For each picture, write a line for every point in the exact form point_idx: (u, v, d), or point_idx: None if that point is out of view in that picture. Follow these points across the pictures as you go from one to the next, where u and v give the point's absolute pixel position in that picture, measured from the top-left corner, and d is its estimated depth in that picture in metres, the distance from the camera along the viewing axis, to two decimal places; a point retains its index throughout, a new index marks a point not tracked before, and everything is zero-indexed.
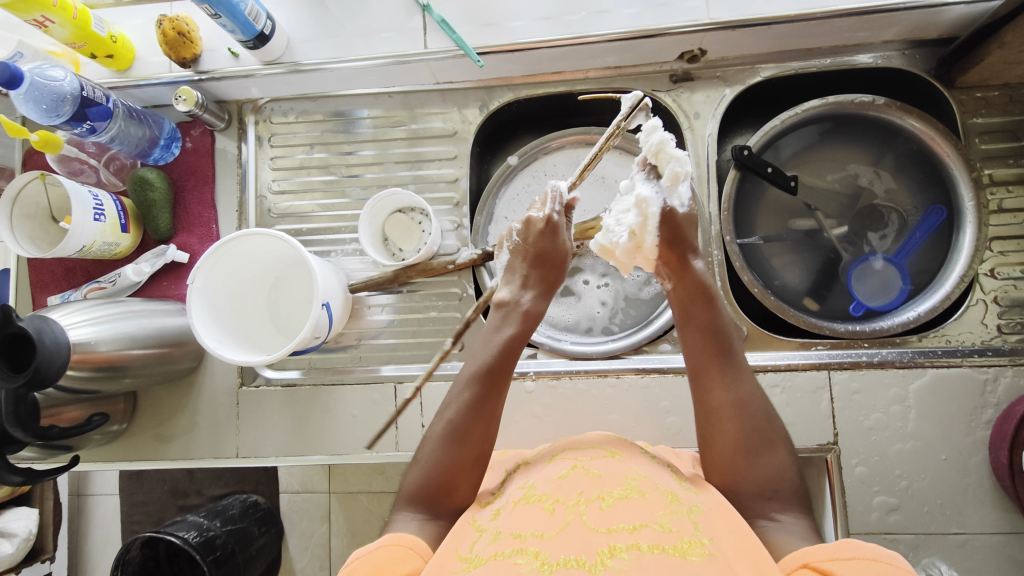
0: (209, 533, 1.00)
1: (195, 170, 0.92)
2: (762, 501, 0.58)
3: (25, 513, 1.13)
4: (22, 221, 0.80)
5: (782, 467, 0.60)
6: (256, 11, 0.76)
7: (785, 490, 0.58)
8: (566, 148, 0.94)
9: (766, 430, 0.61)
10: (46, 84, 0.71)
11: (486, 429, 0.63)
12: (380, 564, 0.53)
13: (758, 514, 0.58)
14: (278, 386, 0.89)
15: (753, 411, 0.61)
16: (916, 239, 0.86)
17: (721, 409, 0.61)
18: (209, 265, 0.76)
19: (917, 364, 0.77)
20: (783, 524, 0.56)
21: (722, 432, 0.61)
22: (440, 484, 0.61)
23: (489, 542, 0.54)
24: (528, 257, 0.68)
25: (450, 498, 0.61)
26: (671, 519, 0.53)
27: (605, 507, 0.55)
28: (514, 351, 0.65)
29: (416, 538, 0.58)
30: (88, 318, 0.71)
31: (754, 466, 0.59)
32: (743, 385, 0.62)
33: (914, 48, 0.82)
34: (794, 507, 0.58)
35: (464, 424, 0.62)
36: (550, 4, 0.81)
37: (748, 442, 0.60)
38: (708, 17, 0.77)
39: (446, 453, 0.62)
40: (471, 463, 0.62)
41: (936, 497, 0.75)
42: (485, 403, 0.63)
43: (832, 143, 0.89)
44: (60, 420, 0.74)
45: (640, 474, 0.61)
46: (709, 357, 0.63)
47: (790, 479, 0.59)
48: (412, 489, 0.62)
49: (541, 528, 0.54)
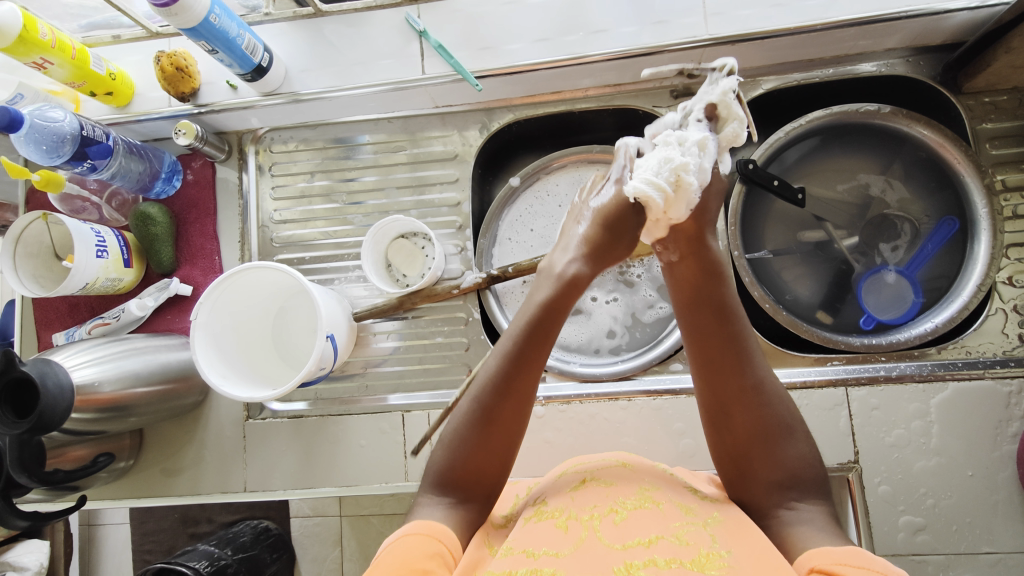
0: (220, 562, 0.99)
1: (197, 203, 0.91)
2: (780, 492, 0.56)
3: (36, 546, 1.13)
4: (25, 260, 0.80)
5: (801, 454, 0.58)
6: (253, 45, 0.76)
7: (805, 481, 0.56)
8: (568, 167, 0.94)
9: (784, 419, 0.59)
10: (46, 125, 0.71)
11: (515, 411, 0.60)
12: (407, 556, 0.51)
13: (775, 504, 0.56)
14: (285, 419, 0.88)
15: (770, 398, 0.59)
16: (928, 250, 0.84)
17: (738, 396, 0.59)
18: (211, 300, 0.75)
19: (936, 377, 0.75)
20: (801, 513, 0.54)
21: (736, 418, 0.59)
22: (464, 467, 0.59)
23: (502, 559, 0.52)
24: (595, 218, 0.65)
25: (472, 482, 0.59)
26: (687, 533, 0.53)
27: (620, 521, 0.54)
28: (550, 324, 0.62)
29: (444, 527, 0.55)
30: (92, 359, 0.70)
31: (773, 452, 0.57)
32: (758, 372, 0.60)
33: (918, 55, 0.81)
34: (818, 493, 0.56)
35: (491, 400, 0.59)
36: (548, 25, 0.80)
37: (765, 429, 0.58)
38: (707, 33, 0.77)
39: (467, 428, 0.59)
40: (494, 446, 0.59)
41: (965, 515, 0.72)
42: (516, 381, 0.60)
43: (839, 153, 0.88)
44: (66, 461, 0.73)
45: (654, 486, 0.60)
46: (722, 348, 0.61)
47: (813, 466, 0.57)
48: (438, 473, 0.60)
49: (557, 545, 0.52)
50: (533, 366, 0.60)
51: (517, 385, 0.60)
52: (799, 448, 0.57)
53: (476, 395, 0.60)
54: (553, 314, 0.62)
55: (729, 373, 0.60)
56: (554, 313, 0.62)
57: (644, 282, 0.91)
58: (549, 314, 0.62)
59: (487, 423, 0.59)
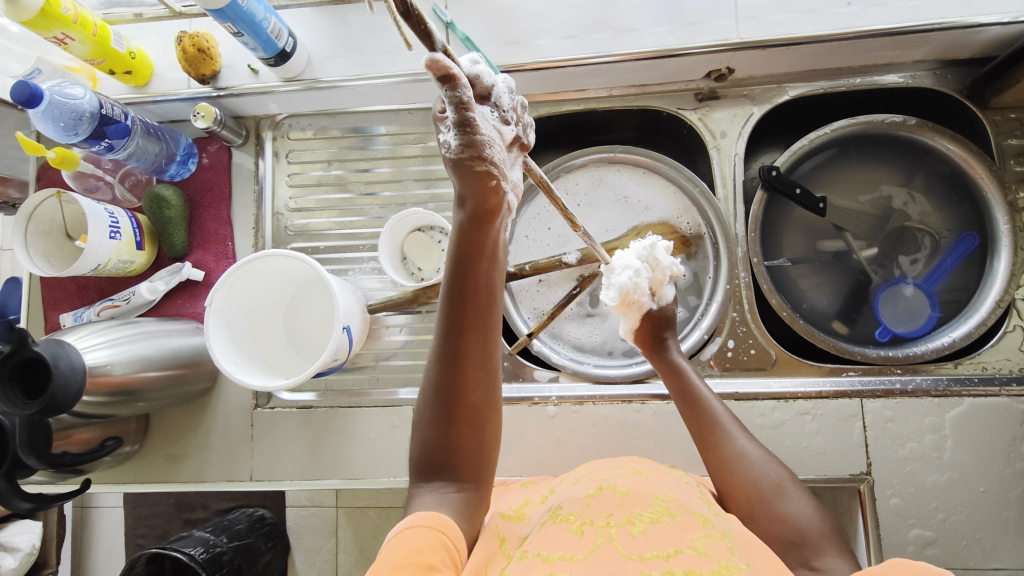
0: (216, 550, 0.94)
1: (211, 186, 0.90)
2: (792, 551, 0.55)
3: (29, 527, 1.12)
4: (37, 239, 0.79)
5: (796, 513, 0.57)
6: (278, 29, 0.74)
7: (814, 535, 0.55)
8: (589, 166, 0.91)
9: (773, 480, 0.60)
10: (65, 102, 0.70)
11: (478, 377, 0.52)
12: (410, 551, 0.47)
13: (792, 563, 0.54)
14: (294, 408, 0.87)
15: (755, 464, 0.61)
16: (946, 265, 0.84)
17: (724, 467, 0.62)
18: (226, 286, 0.74)
19: (953, 392, 0.75)
20: (826, 568, 0.52)
21: (732, 488, 0.61)
22: (441, 448, 0.53)
23: (517, 564, 0.52)
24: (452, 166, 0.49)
25: (458, 457, 0.53)
26: (705, 544, 0.52)
27: (636, 533, 0.53)
28: (467, 277, 0.50)
29: (449, 519, 0.51)
30: (105, 341, 0.69)
31: (770, 509, 0.58)
32: (736, 443, 0.64)
33: (945, 68, 0.81)
34: (830, 546, 0.54)
35: (446, 374, 0.51)
36: (576, 22, 0.79)
37: (757, 491, 0.59)
38: (738, 37, 0.76)
39: (430, 408, 0.53)
40: (465, 416, 0.52)
41: (975, 531, 0.72)
42: (464, 347, 0.50)
43: (861, 163, 0.87)
44: (71, 443, 0.71)
45: (670, 495, 0.60)
46: (702, 427, 0.66)
47: (817, 523, 0.56)
48: (417, 461, 0.55)
49: (570, 551, 0.51)
50: (478, 324, 0.50)
51: (466, 348, 0.51)
52: (794, 505, 0.58)
53: (430, 374, 0.52)
54: (474, 261, 0.50)
55: (707, 449, 0.64)
56: (479, 259, 0.50)
57: None
58: (474, 261, 0.50)
59: (451, 400, 0.52)
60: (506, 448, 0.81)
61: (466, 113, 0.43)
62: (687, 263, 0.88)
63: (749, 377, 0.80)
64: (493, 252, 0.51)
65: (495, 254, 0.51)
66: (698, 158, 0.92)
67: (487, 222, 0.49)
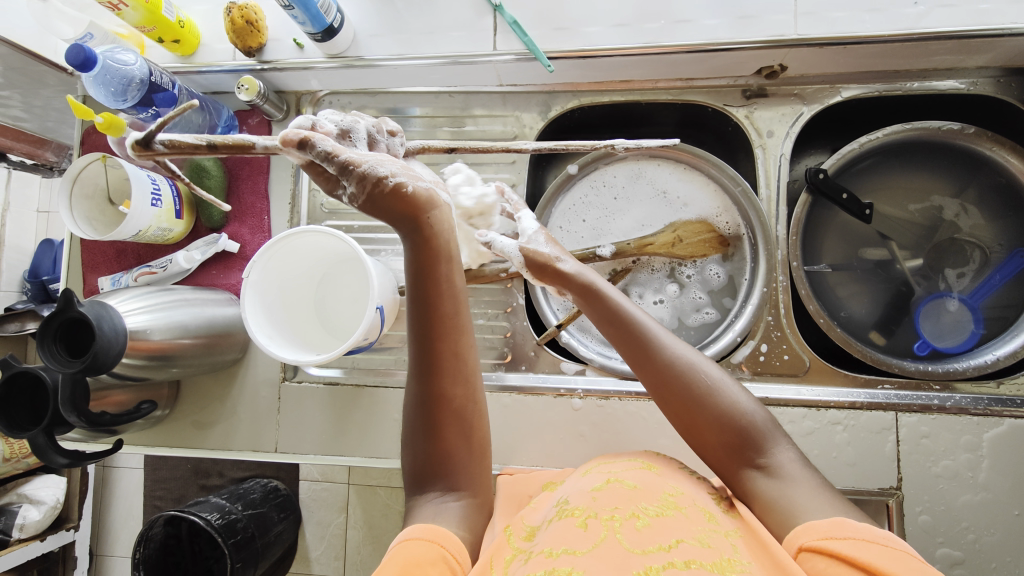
0: (231, 516, 0.96)
1: (251, 160, 0.91)
2: (736, 454, 0.56)
3: (54, 481, 1.18)
4: (80, 202, 0.80)
5: (736, 413, 0.57)
6: (327, 4, 0.74)
7: (750, 435, 0.56)
8: (629, 160, 0.90)
9: (706, 386, 0.58)
10: (117, 67, 0.70)
11: (457, 384, 0.54)
12: (409, 563, 0.48)
13: (742, 466, 0.56)
14: (320, 384, 0.88)
15: (689, 374, 0.58)
16: (995, 281, 0.81)
17: (659, 382, 0.58)
18: (264, 260, 0.75)
19: (993, 412, 0.73)
20: (771, 471, 0.55)
21: (669, 402, 0.58)
22: (432, 458, 0.55)
23: (522, 562, 0.50)
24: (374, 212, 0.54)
25: (449, 466, 0.55)
26: (709, 537, 0.50)
27: (642, 527, 0.51)
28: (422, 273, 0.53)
29: (449, 533, 0.52)
30: (144, 306, 0.70)
31: (709, 417, 0.57)
32: (664, 353, 0.59)
33: (1009, 76, 0.78)
34: (773, 437, 0.56)
35: (426, 385, 0.54)
36: (628, 10, 0.77)
37: (693, 403, 0.57)
38: (795, 33, 0.74)
39: (416, 421, 0.55)
40: (449, 422, 0.54)
41: (1005, 554, 0.70)
42: (440, 356, 0.53)
43: (908, 171, 0.85)
44: (107, 403, 0.73)
45: (677, 490, 0.58)
46: (625, 343, 0.60)
47: (751, 418, 0.57)
48: (411, 474, 0.56)
49: (576, 544, 0.50)
50: (448, 331, 0.53)
51: (441, 357, 0.53)
52: (728, 408, 0.57)
53: (411, 387, 0.55)
54: (432, 267, 0.53)
55: (643, 364, 0.59)
56: (435, 263, 0.53)
57: (693, 283, 0.88)
58: (431, 266, 0.53)
59: (434, 410, 0.54)
60: (527, 437, 0.81)
61: (340, 158, 0.50)
62: (723, 264, 0.87)
63: (780, 383, 0.79)
64: (448, 252, 0.53)
65: (452, 256, 0.54)
66: (740, 155, 0.90)
67: (413, 214, 0.52)
